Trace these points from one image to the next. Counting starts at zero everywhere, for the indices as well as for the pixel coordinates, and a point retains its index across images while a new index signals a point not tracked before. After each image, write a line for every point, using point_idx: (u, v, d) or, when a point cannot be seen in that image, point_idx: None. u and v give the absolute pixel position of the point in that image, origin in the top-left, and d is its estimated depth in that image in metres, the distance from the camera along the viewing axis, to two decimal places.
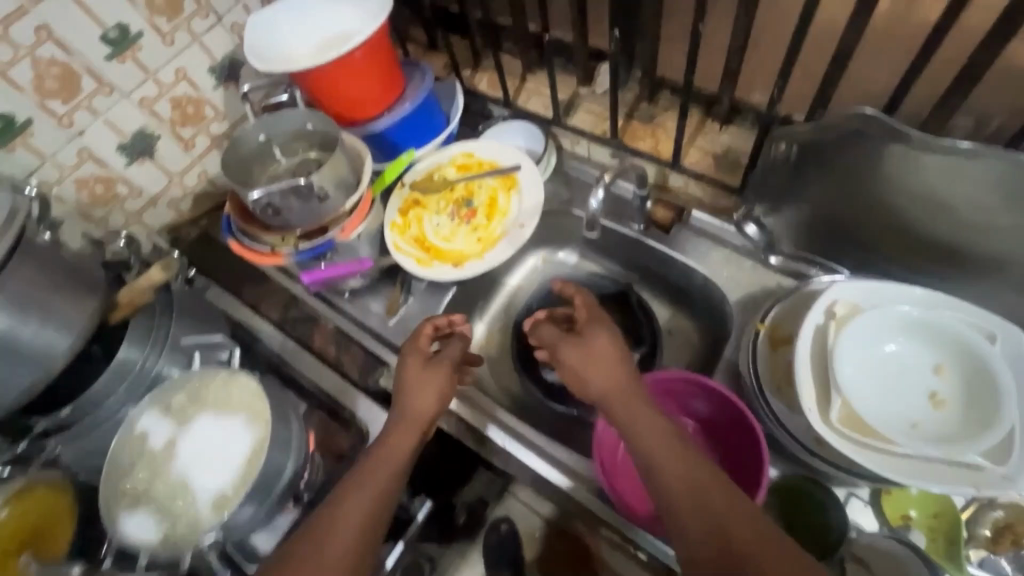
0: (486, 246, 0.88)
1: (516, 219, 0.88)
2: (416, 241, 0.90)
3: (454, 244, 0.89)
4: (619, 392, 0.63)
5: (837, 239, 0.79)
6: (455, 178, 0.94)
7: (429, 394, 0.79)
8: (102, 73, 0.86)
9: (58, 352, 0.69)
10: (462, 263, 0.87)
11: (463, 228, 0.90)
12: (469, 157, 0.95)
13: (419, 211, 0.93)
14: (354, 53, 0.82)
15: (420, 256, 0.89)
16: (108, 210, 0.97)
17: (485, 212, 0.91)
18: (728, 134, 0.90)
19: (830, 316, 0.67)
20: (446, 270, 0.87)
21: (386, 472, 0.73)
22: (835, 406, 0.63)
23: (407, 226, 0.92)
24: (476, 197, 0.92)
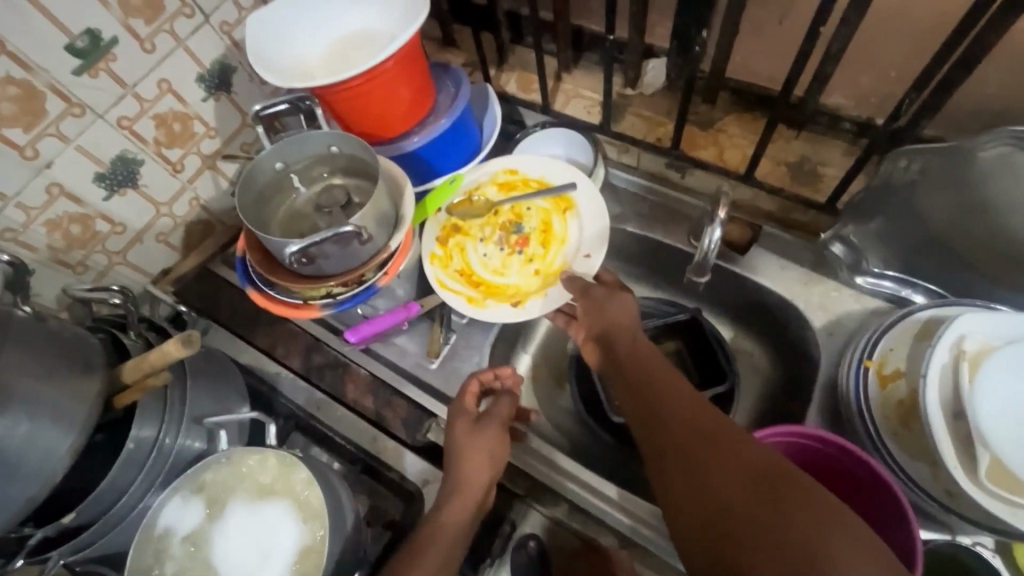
0: (546, 280, 0.79)
1: (578, 247, 0.79)
2: (461, 274, 0.81)
3: (508, 277, 0.81)
4: (620, 325, 0.68)
5: (930, 258, 0.73)
6: (499, 199, 0.85)
7: (480, 458, 0.68)
8: (70, 92, 0.70)
9: (59, 457, 0.55)
10: (522, 301, 0.79)
11: (515, 258, 0.82)
12: (512, 174, 0.85)
13: (461, 239, 0.83)
14: (386, 63, 0.69)
15: (471, 294, 0.80)
16: (87, 252, 0.81)
17: (540, 239, 0.82)
18: (802, 141, 0.83)
19: (960, 355, 0.60)
20: (503, 310, 0.78)
21: (439, 554, 0.62)
22: (982, 463, 0.56)
23: (449, 258, 0.82)
24: (527, 221, 0.83)
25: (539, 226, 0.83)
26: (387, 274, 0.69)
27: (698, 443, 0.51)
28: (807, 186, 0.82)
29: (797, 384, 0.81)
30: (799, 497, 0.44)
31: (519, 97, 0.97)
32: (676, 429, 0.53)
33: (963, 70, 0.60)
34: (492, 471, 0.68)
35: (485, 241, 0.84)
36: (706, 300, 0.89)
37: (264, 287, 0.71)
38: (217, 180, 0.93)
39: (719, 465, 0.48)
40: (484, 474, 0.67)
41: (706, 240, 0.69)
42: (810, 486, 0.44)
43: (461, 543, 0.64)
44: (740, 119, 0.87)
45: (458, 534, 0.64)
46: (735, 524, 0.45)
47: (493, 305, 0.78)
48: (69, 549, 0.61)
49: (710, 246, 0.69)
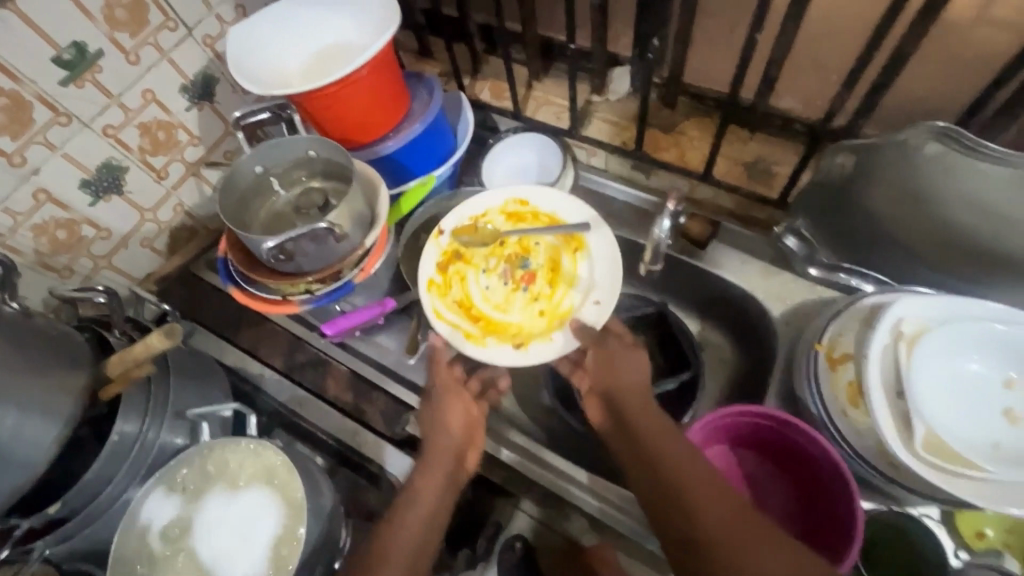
0: (551, 322, 0.76)
1: (587, 290, 0.76)
2: (460, 306, 0.78)
3: (510, 315, 0.78)
4: (630, 389, 0.66)
5: (874, 248, 0.77)
6: (506, 228, 0.82)
7: (439, 431, 0.70)
8: (57, 101, 0.74)
9: (45, 447, 0.57)
10: (526, 343, 0.75)
11: (519, 294, 0.79)
12: (522, 205, 0.82)
13: (462, 267, 0.81)
14: (359, 71, 0.73)
15: (470, 330, 0.76)
16: (73, 256, 0.84)
17: (547, 278, 0.79)
18: (757, 142, 0.88)
19: (898, 336, 0.64)
20: (503, 350, 0.74)
21: (416, 522, 0.64)
22: (917, 434, 0.60)
23: (448, 286, 0.80)
24: (534, 257, 0.81)
25: (547, 262, 0.80)
26: (363, 271, 0.72)
27: (732, 538, 0.50)
28: (762, 185, 0.87)
29: (758, 371, 0.85)
30: None
31: (492, 104, 1.02)
32: (704, 526, 0.51)
33: (890, 71, 0.65)
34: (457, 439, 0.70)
35: (487, 272, 0.81)
36: (673, 295, 0.94)
37: (245, 286, 0.74)
38: (201, 187, 0.97)
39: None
40: (449, 460, 0.69)
41: (659, 228, 0.72)
42: None
43: (440, 507, 0.66)
44: (700, 121, 0.91)
45: (430, 510, 0.65)
46: None
47: (493, 343, 0.75)
48: (53, 540, 0.63)
49: (664, 234, 0.73)
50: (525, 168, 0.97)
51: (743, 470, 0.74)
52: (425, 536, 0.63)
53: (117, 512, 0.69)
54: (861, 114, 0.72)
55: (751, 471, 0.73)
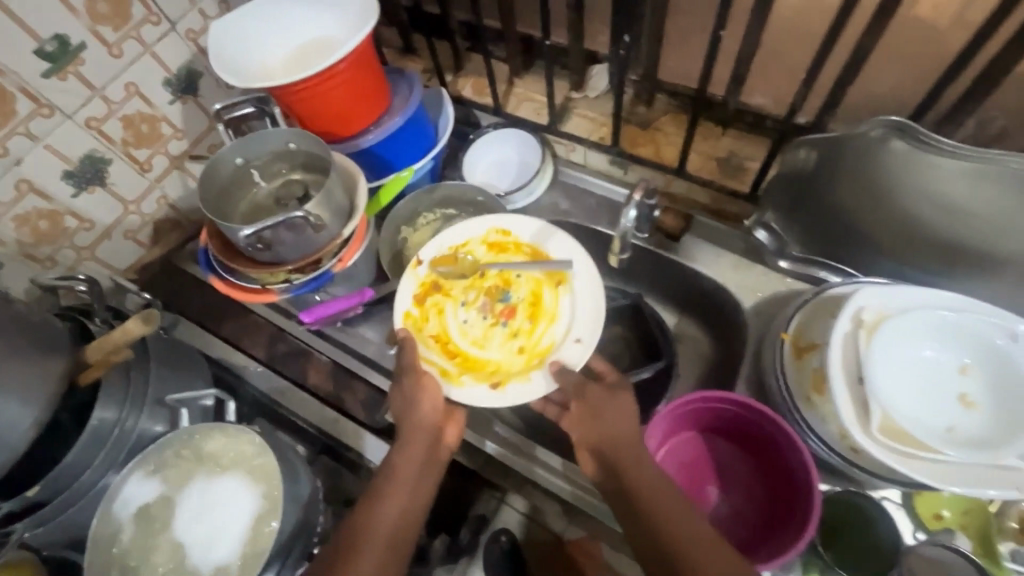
0: (529, 360, 0.75)
1: (569, 327, 0.76)
2: (437, 341, 0.78)
3: (488, 351, 0.77)
4: (623, 440, 0.62)
5: (841, 241, 0.80)
6: (486, 260, 0.82)
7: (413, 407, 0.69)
8: (39, 93, 0.75)
9: (23, 430, 0.58)
10: (503, 383, 0.74)
11: (499, 330, 0.78)
12: (504, 235, 0.83)
13: (441, 300, 0.81)
14: (338, 65, 0.74)
15: (447, 367, 0.76)
16: (55, 247, 0.85)
17: (528, 312, 0.78)
18: (730, 138, 0.90)
19: (858, 324, 0.66)
20: (478, 388, 0.74)
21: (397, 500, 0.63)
22: (875, 417, 0.62)
23: (426, 320, 0.80)
24: (514, 290, 0.80)
25: (528, 296, 0.80)
26: (341, 261, 0.74)
27: None
28: (734, 179, 0.89)
29: (730, 361, 0.87)
30: None
31: (473, 101, 1.03)
32: None
33: (851, 67, 0.68)
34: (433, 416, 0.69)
35: (466, 305, 0.81)
36: (649, 287, 0.96)
37: (225, 275, 0.76)
38: (185, 180, 0.98)
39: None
40: (422, 444, 0.67)
41: (625, 219, 0.75)
42: None
43: (420, 482, 0.65)
44: (676, 118, 0.94)
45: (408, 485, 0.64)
46: None
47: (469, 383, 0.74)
48: (32, 521, 0.64)
49: (629, 225, 0.75)
50: (507, 164, 0.98)
51: (712, 456, 0.76)
52: (399, 521, 0.62)
53: (96, 497, 0.70)
54: (826, 110, 0.74)
55: (720, 457, 0.76)
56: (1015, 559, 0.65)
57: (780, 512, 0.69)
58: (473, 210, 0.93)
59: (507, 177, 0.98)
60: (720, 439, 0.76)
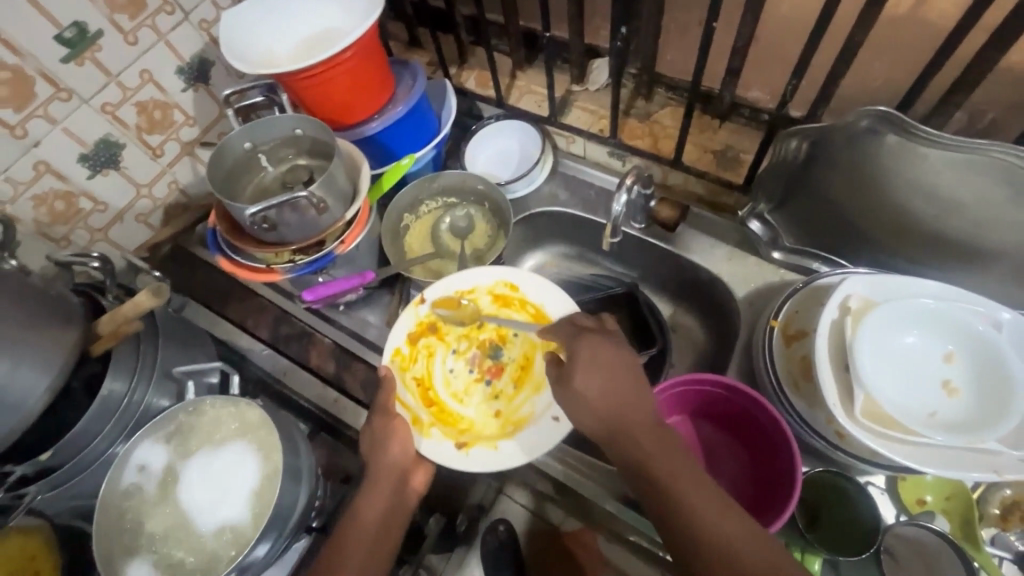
0: (501, 428, 0.79)
1: (550, 402, 0.78)
2: (420, 384, 0.84)
3: (465, 408, 0.83)
4: (613, 403, 0.59)
5: (831, 232, 0.81)
6: (488, 311, 0.86)
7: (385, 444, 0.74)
8: (58, 77, 0.78)
9: (38, 395, 0.61)
10: (470, 445, 0.78)
11: (482, 389, 0.84)
12: (511, 289, 0.86)
13: (432, 346, 0.87)
14: (344, 53, 0.77)
15: (421, 415, 0.81)
16: (70, 227, 0.88)
17: (514, 376, 0.84)
18: (727, 131, 0.91)
19: (845, 310, 0.68)
20: (445, 445, 0.78)
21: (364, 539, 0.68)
22: (858, 400, 0.64)
23: (414, 360, 0.85)
24: (507, 350, 0.86)
25: (518, 359, 0.85)
26: (343, 244, 0.77)
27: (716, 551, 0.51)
28: (729, 171, 0.91)
29: (723, 350, 0.89)
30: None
31: (477, 93, 1.06)
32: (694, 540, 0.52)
33: (843, 60, 0.69)
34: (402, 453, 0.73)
35: (456, 354, 0.87)
36: (645, 277, 0.98)
37: (232, 255, 0.79)
38: (196, 166, 1.01)
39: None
40: (389, 482, 0.72)
41: (615, 206, 0.77)
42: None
43: (387, 519, 0.71)
44: (674, 111, 0.95)
45: (377, 520, 0.70)
46: None
47: (436, 436, 0.78)
48: (44, 485, 0.67)
49: (619, 212, 0.78)
50: (508, 154, 1.01)
51: (701, 438, 0.78)
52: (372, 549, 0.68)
53: (105, 465, 0.73)
54: (819, 103, 0.75)
55: (709, 442, 0.78)
56: (994, 542, 0.68)
57: (764, 491, 0.71)
58: (475, 198, 0.96)
59: (508, 167, 1.00)
60: (707, 426, 0.78)
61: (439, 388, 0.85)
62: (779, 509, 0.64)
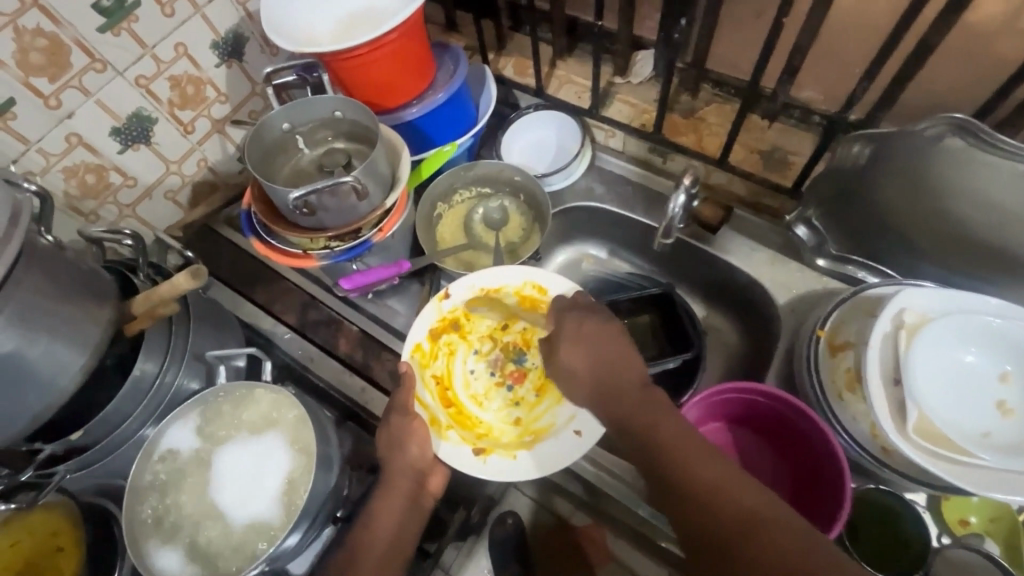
0: (520, 438, 0.77)
1: (572, 415, 0.76)
2: (438, 382, 0.83)
3: (484, 412, 0.82)
4: (598, 368, 0.65)
5: (881, 238, 0.78)
6: (516, 313, 0.85)
7: (406, 449, 0.73)
8: (94, 47, 0.75)
9: (72, 373, 0.60)
10: (487, 451, 0.76)
11: (502, 394, 0.84)
12: (539, 292, 0.82)
13: (453, 344, 0.85)
14: (388, 35, 0.74)
15: (438, 416, 0.79)
16: (99, 202, 0.86)
17: (536, 384, 0.83)
18: (775, 132, 0.89)
19: (899, 324, 0.66)
20: (461, 450, 0.76)
21: (381, 547, 0.69)
22: (910, 417, 0.62)
23: (434, 356, 0.83)
24: (531, 355, 0.85)
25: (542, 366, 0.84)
26: (381, 231, 0.75)
27: (694, 491, 0.54)
28: (776, 173, 0.88)
29: (759, 356, 0.87)
30: (782, 538, 0.48)
31: (514, 81, 1.03)
32: (676, 481, 0.55)
33: (914, 63, 0.66)
34: (420, 455, 0.73)
35: (478, 355, 0.86)
36: (680, 278, 0.95)
37: (266, 238, 0.76)
38: (225, 144, 0.99)
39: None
40: (409, 484, 0.72)
41: (673, 206, 0.75)
42: (790, 524, 0.49)
43: (403, 528, 0.71)
44: (720, 109, 0.92)
45: (393, 533, 0.70)
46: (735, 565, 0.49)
47: (454, 438, 0.77)
48: (74, 465, 0.66)
49: (676, 212, 0.76)
50: (545, 146, 0.99)
51: (737, 445, 0.76)
52: (387, 556, 0.69)
53: (134, 448, 0.72)
54: (881, 107, 0.72)
55: (745, 448, 0.76)
56: None
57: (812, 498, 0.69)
58: (510, 190, 0.93)
59: (545, 159, 0.98)
60: (740, 431, 0.77)
61: (458, 389, 0.84)
62: (829, 522, 0.64)
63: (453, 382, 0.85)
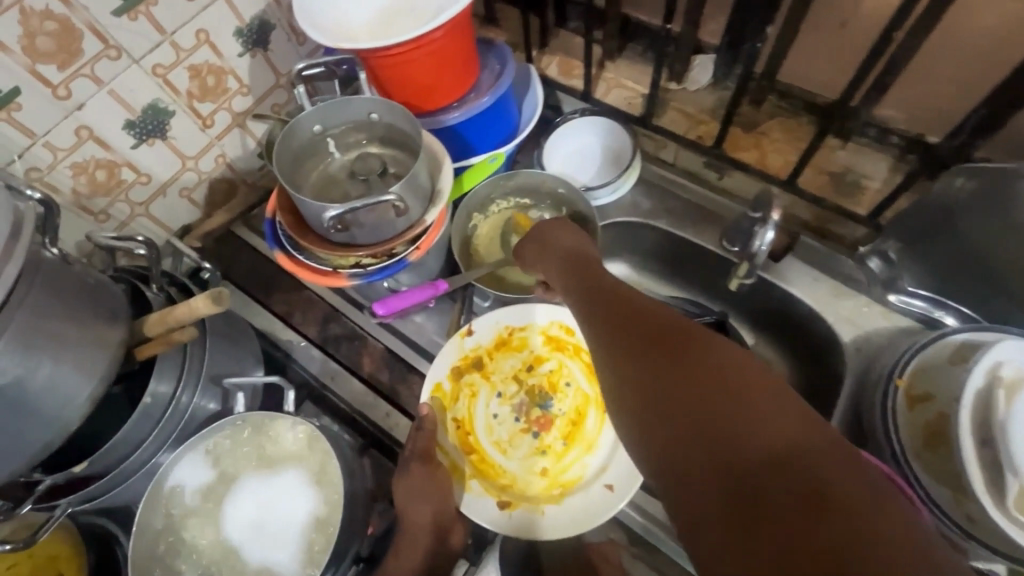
0: (548, 490, 0.72)
1: (602, 468, 0.72)
2: (458, 428, 0.76)
3: (508, 461, 0.75)
4: (569, 238, 0.69)
5: (970, 278, 0.71)
6: (541, 354, 0.79)
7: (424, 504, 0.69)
8: (108, 32, 0.68)
9: (79, 404, 0.54)
10: (513, 505, 0.71)
11: (529, 440, 0.76)
12: (567, 333, 0.79)
13: (475, 386, 0.78)
14: (434, 33, 0.67)
15: (458, 465, 0.73)
16: (110, 200, 0.79)
17: (564, 431, 0.76)
18: (847, 152, 0.83)
19: (994, 382, 0.59)
20: (485, 503, 0.71)
21: None
22: (1010, 490, 0.56)
23: (456, 399, 0.77)
24: (559, 399, 0.78)
25: (570, 413, 0.77)
26: (419, 248, 0.67)
27: (619, 296, 0.53)
28: (847, 198, 0.81)
29: (817, 395, 0.80)
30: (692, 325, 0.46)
31: (559, 82, 0.96)
32: (608, 290, 0.55)
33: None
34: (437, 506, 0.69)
35: (501, 398, 0.78)
36: (731, 305, 0.88)
37: (292, 252, 0.70)
38: (245, 139, 0.92)
39: (729, 378, 0.40)
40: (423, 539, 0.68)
41: (761, 245, 0.65)
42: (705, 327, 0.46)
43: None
44: (785, 124, 0.86)
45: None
46: (636, 333, 0.47)
47: (477, 490, 0.72)
48: (76, 499, 0.60)
49: (763, 250, 0.66)
50: (588, 154, 0.91)
51: None
52: None
53: (143, 477, 0.66)
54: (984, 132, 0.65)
55: None
56: None
57: None
58: (551, 202, 0.86)
59: (589, 169, 0.91)
60: None
61: (480, 434, 0.76)
62: None
63: (476, 427, 0.77)
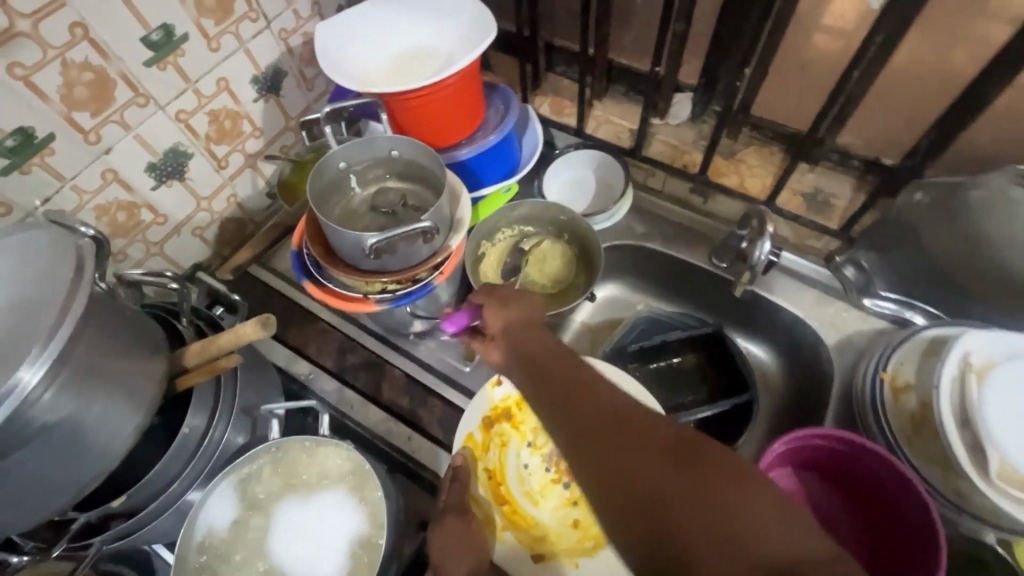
0: (581, 542, 0.77)
1: None
2: (491, 478, 0.80)
3: (540, 511, 0.80)
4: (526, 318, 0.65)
5: (935, 282, 0.80)
6: None
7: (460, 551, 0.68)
8: (138, 81, 0.72)
9: (124, 434, 0.55)
10: (547, 557, 0.76)
11: (558, 490, 0.81)
12: None
13: (506, 438, 0.82)
14: (450, 78, 0.74)
15: (494, 518, 0.77)
16: (129, 240, 0.81)
17: None
18: (816, 175, 0.94)
19: (966, 367, 0.66)
20: (522, 553, 0.76)
21: None
22: (991, 463, 0.62)
23: (487, 449, 0.80)
24: None
25: None
26: (443, 273, 0.72)
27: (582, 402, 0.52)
28: (821, 216, 0.91)
29: (809, 395, 0.87)
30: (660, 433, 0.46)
31: (552, 120, 1.04)
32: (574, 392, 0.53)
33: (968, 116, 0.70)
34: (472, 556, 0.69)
35: (532, 448, 0.83)
36: (723, 317, 0.95)
37: (322, 281, 0.73)
38: (256, 179, 0.95)
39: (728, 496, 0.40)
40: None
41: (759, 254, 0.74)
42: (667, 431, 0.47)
43: None
44: (759, 152, 0.97)
45: None
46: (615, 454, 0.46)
47: (511, 541, 0.76)
48: (110, 536, 0.60)
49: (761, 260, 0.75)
50: (584, 184, 0.99)
51: (810, 492, 0.78)
52: None
53: (173, 514, 0.66)
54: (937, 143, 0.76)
55: (816, 494, 0.78)
56: None
57: (889, 545, 0.72)
58: (555, 227, 0.92)
59: (586, 198, 0.98)
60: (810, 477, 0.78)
61: (512, 484, 0.82)
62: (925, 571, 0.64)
63: (506, 476, 0.82)
